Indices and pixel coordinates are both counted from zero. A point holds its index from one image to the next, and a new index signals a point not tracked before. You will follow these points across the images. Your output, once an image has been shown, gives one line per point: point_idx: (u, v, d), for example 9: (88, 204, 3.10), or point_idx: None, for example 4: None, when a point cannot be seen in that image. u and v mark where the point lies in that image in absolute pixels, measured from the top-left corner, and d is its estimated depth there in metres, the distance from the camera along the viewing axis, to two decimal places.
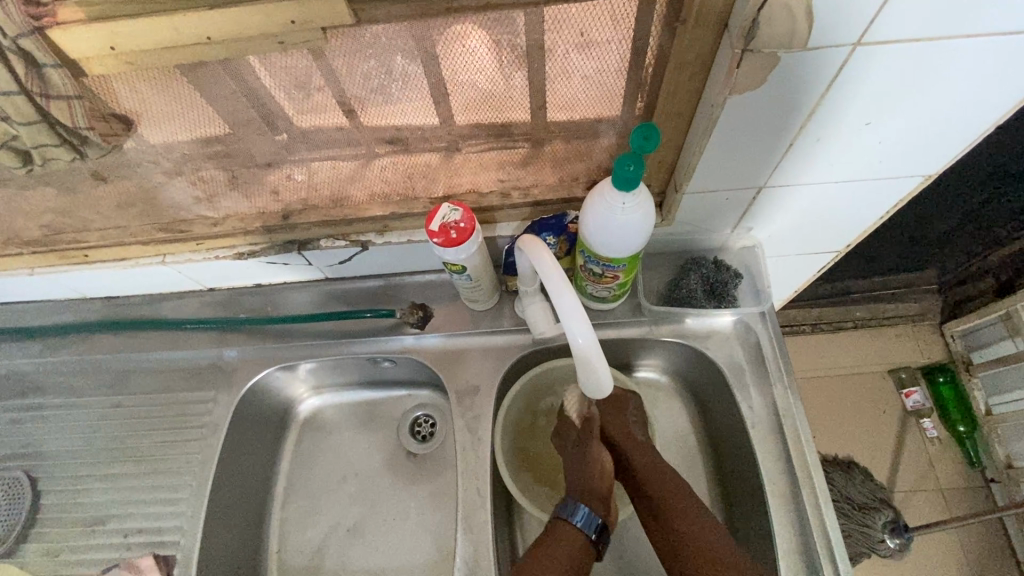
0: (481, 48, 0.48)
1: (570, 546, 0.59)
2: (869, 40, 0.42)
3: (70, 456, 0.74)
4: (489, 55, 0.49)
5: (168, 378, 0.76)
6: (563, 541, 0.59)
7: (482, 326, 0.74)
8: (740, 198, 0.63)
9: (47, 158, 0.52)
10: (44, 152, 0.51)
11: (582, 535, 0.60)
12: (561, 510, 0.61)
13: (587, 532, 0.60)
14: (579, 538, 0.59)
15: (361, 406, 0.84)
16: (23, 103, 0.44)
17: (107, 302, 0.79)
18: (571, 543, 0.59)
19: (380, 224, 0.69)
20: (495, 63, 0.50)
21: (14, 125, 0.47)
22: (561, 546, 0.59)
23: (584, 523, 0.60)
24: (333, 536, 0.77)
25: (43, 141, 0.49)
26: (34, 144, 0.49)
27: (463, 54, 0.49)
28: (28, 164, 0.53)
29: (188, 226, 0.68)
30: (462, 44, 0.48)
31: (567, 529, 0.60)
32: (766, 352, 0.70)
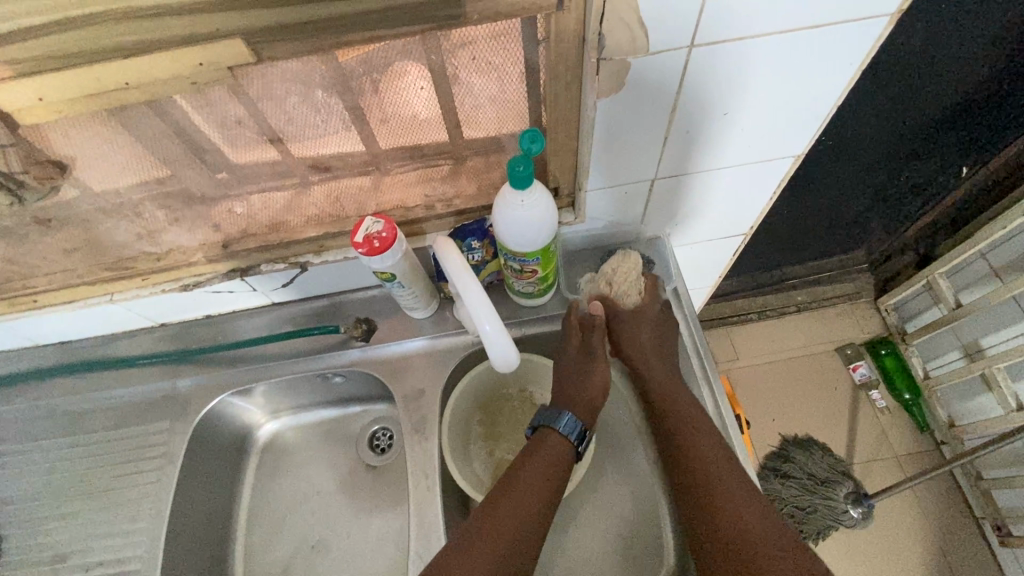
0: (415, 81, 0.56)
1: (557, 453, 0.65)
2: (700, 43, 0.50)
3: (27, 500, 0.74)
4: (422, 86, 0.57)
5: (124, 413, 0.78)
6: (550, 445, 0.66)
7: (423, 334, 0.79)
8: (639, 190, 0.69)
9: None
10: None
11: (569, 444, 0.66)
12: (547, 417, 0.68)
13: (571, 438, 0.66)
14: (567, 449, 0.66)
15: (321, 425, 0.89)
16: None
17: (61, 346, 0.82)
18: (558, 449, 0.65)
19: (316, 244, 0.74)
20: (424, 93, 0.58)
21: None
22: (548, 450, 0.65)
23: (569, 430, 0.66)
24: (298, 553, 0.80)
25: None
26: None
27: (397, 86, 0.56)
28: None
29: (134, 263, 0.72)
30: (393, 77, 0.55)
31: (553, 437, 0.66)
32: (679, 328, 0.76)
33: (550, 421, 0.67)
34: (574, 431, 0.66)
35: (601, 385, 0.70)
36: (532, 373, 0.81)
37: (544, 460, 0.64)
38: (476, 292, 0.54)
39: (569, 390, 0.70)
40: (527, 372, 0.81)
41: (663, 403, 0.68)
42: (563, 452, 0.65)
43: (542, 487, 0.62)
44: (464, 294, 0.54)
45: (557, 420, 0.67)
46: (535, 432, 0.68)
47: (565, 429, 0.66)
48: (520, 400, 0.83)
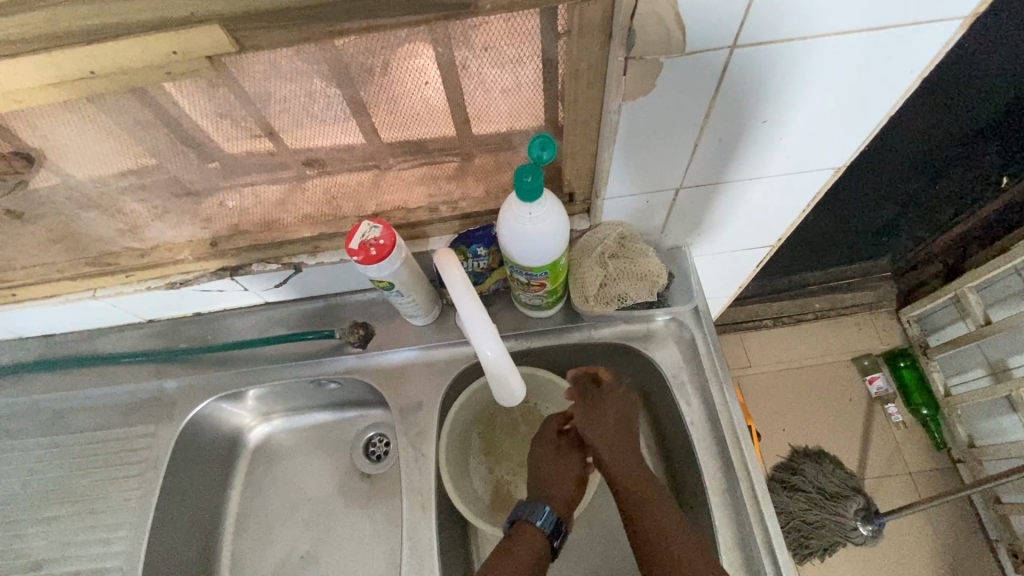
0: (427, 65, 0.49)
1: (533, 546, 0.58)
2: (743, 43, 0.44)
3: (6, 501, 0.71)
4: (433, 73, 0.50)
5: (108, 413, 0.75)
6: (526, 542, 0.58)
7: (423, 341, 0.74)
8: (662, 199, 0.64)
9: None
10: None
11: (543, 536, 0.59)
12: (524, 510, 0.61)
13: (546, 532, 0.59)
14: (540, 539, 0.59)
15: (314, 429, 0.85)
16: None
17: (43, 340, 0.78)
18: (534, 543, 0.58)
19: (312, 245, 0.69)
20: (436, 81, 0.51)
21: None
22: (524, 546, 0.57)
23: (546, 522, 0.60)
24: (286, 565, 0.77)
25: None
26: None
27: (408, 71, 0.50)
28: None
29: (117, 258, 0.68)
30: (403, 59, 0.48)
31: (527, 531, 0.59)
32: (700, 348, 0.70)
33: (527, 513, 0.61)
34: (547, 518, 0.60)
35: (576, 476, 0.65)
36: (537, 386, 0.76)
37: (519, 552, 0.57)
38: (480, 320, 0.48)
39: (544, 482, 0.64)
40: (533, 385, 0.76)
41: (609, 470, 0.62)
42: (541, 546, 0.58)
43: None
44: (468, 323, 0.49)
45: (534, 512, 0.60)
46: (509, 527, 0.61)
47: (541, 520, 0.60)
48: (525, 412, 0.78)
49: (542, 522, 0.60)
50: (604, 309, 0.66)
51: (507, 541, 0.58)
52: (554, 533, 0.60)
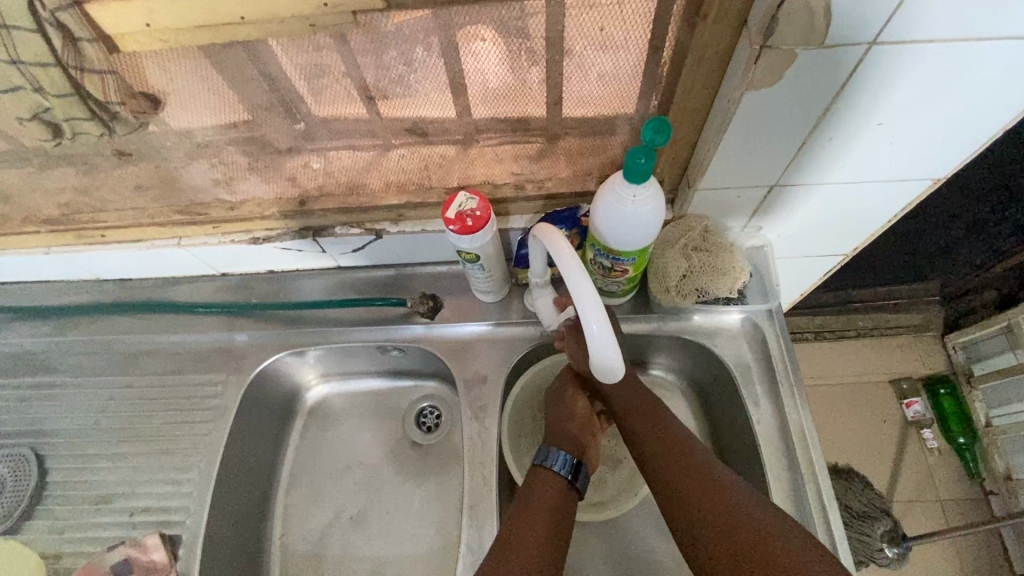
0: (502, 47, 0.51)
1: (554, 490, 0.62)
2: (885, 40, 0.43)
3: (77, 435, 0.73)
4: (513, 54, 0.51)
5: (180, 359, 0.77)
6: (542, 484, 0.62)
7: (490, 318, 0.75)
8: (753, 196, 0.63)
9: (76, 134, 0.53)
10: (74, 126, 0.51)
11: (560, 479, 0.63)
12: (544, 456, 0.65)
13: (564, 474, 0.63)
14: (558, 479, 0.63)
15: (368, 396, 0.87)
16: (59, 75, 0.45)
17: (120, 284, 0.80)
18: (553, 486, 0.62)
19: (396, 212, 0.70)
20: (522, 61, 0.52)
21: (48, 97, 0.47)
22: (543, 487, 0.62)
23: (560, 466, 0.63)
24: (336, 524, 0.78)
25: (74, 114, 0.50)
26: (65, 117, 0.50)
27: (476, 54, 0.51)
28: (60, 137, 0.53)
29: (206, 209, 0.69)
30: (470, 44, 0.50)
31: (545, 475, 0.63)
32: (772, 349, 0.70)
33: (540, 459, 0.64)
34: (566, 461, 0.64)
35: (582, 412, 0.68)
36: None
37: (540, 495, 0.61)
38: (589, 290, 0.48)
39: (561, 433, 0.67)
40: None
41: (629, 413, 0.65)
42: (563, 489, 0.62)
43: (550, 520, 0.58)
44: (576, 294, 0.48)
45: (546, 457, 0.64)
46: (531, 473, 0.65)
47: (555, 463, 0.63)
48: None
49: (559, 467, 0.63)
50: (680, 301, 0.67)
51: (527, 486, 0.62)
52: (570, 472, 0.63)
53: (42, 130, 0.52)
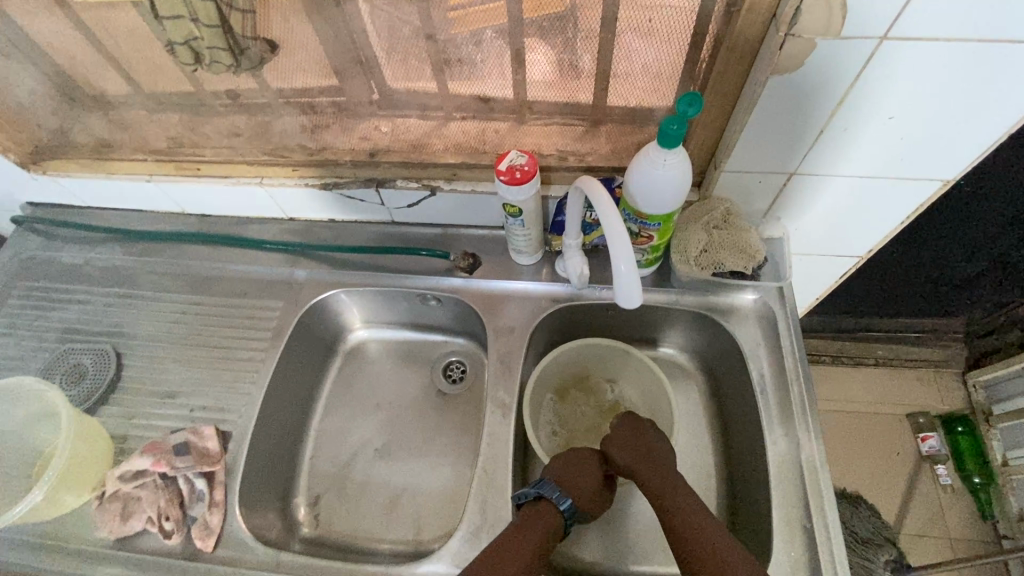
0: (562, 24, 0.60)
1: (549, 529, 0.62)
2: (894, 36, 0.50)
3: (151, 340, 0.83)
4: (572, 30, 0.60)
5: (245, 286, 0.86)
6: (542, 519, 0.62)
7: (522, 278, 0.82)
8: (773, 182, 0.70)
9: (211, 61, 0.66)
10: (211, 54, 0.64)
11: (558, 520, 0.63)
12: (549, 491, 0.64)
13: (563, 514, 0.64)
14: (558, 517, 0.63)
15: (401, 345, 0.95)
16: (212, 10, 0.59)
17: (202, 218, 0.91)
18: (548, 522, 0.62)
19: (451, 171, 0.79)
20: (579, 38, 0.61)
21: (200, 28, 0.61)
22: (540, 529, 0.61)
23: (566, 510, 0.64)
24: (362, 452, 0.85)
25: (216, 45, 0.63)
26: (208, 46, 0.63)
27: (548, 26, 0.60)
28: (198, 63, 0.67)
29: (291, 153, 0.80)
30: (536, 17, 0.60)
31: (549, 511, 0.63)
32: (780, 328, 0.75)
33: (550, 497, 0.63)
34: (568, 503, 0.64)
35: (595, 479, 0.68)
36: (620, 364, 0.82)
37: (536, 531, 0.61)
38: (619, 226, 0.55)
39: (567, 472, 0.67)
40: (614, 363, 0.83)
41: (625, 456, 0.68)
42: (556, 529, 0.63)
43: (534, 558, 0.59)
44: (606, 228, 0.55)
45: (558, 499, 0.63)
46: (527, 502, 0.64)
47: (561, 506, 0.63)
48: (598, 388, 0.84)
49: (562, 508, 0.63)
50: (698, 272, 0.74)
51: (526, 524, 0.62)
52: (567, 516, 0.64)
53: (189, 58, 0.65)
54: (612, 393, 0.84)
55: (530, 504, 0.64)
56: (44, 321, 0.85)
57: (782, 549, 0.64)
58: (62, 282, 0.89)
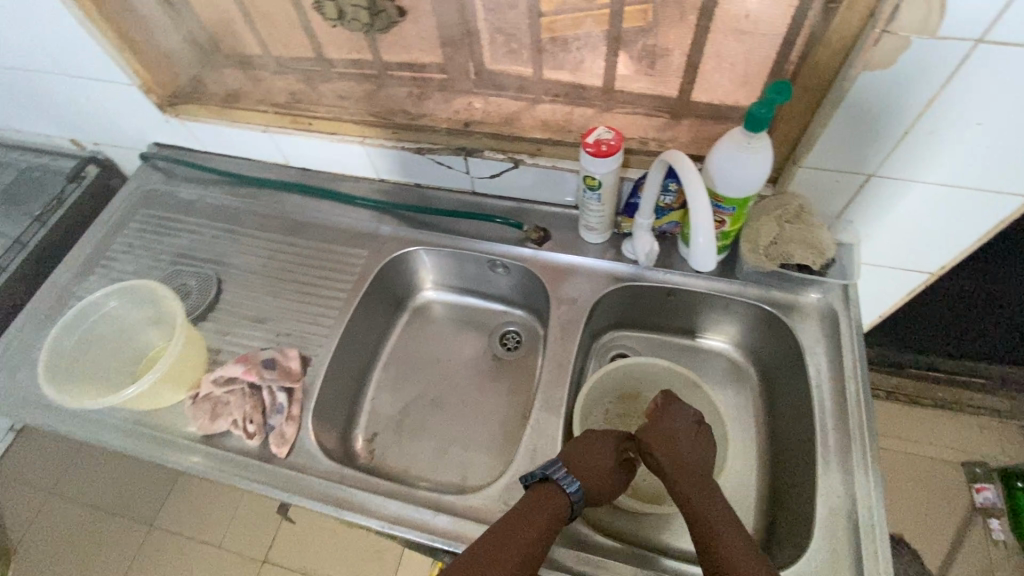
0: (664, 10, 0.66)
1: (554, 511, 0.62)
2: (991, 38, 0.52)
3: (247, 271, 0.92)
4: None
5: (334, 235, 0.94)
6: (547, 503, 0.62)
7: (589, 256, 0.87)
8: (850, 183, 0.72)
9: (350, 18, 0.77)
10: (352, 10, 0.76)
11: (565, 502, 0.63)
12: (559, 476, 0.64)
13: (571, 499, 0.63)
14: (564, 500, 0.63)
15: (463, 310, 1.01)
16: None
17: (303, 171, 1.01)
18: (553, 505, 0.62)
19: (535, 146, 0.83)
20: None
21: None
22: (545, 508, 0.62)
23: (574, 494, 0.63)
24: (417, 402, 0.91)
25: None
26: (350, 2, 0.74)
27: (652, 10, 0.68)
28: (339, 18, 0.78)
29: (393, 117, 0.88)
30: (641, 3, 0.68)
31: (553, 492, 0.63)
32: (842, 329, 0.75)
33: (556, 477, 0.64)
34: (577, 487, 0.64)
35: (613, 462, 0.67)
36: (679, 395, 0.80)
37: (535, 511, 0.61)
38: (702, 198, 0.63)
39: (582, 459, 0.67)
40: (674, 395, 0.81)
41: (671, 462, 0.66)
42: (563, 511, 0.62)
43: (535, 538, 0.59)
44: (691, 197, 0.64)
45: (564, 479, 0.64)
46: (535, 483, 0.64)
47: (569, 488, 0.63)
48: None
49: (571, 492, 0.63)
50: (766, 263, 0.76)
51: (528, 503, 0.62)
52: (577, 498, 0.64)
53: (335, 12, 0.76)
54: None
55: (538, 486, 0.64)
56: (159, 244, 0.95)
57: (823, 541, 0.63)
58: (177, 213, 0.99)
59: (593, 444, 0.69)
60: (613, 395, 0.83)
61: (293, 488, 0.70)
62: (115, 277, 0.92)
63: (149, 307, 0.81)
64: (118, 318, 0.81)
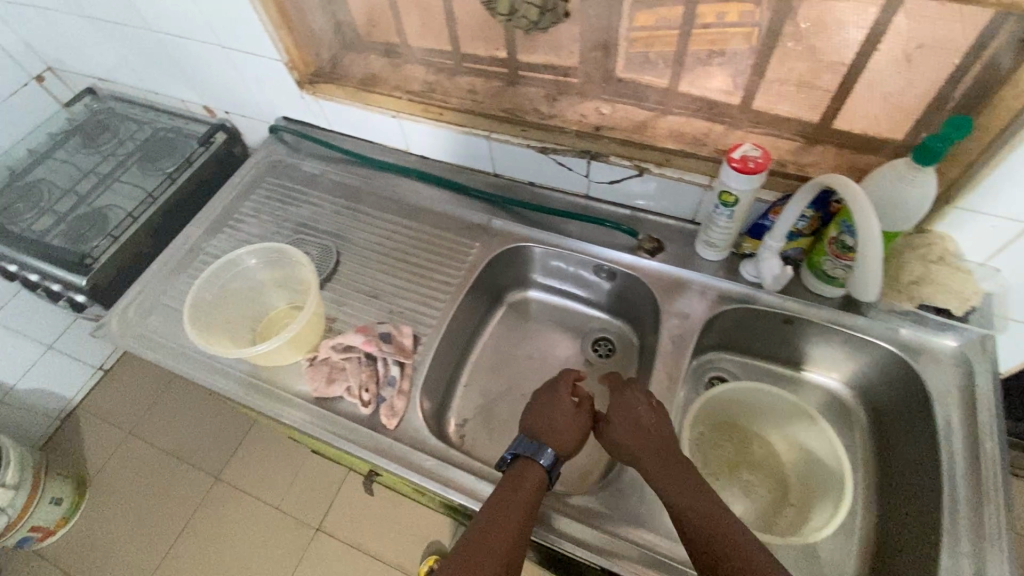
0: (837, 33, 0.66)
1: (535, 482, 0.64)
2: None
3: (363, 248, 0.96)
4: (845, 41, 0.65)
5: (447, 223, 0.98)
6: (528, 477, 0.64)
7: (704, 272, 0.86)
8: (1008, 230, 0.68)
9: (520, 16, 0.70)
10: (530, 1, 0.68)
11: (545, 473, 0.65)
12: (524, 445, 0.67)
13: (546, 467, 0.65)
14: (542, 471, 0.65)
15: (560, 311, 1.01)
16: None
17: (421, 159, 1.05)
18: (535, 480, 0.64)
19: (663, 156, 0.82)
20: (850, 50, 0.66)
21: None
22: (528, 481, 0.64)
23: (546, 461, 0.66)
24: (509, 395, 0.92)
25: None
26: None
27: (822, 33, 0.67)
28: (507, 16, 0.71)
29: (524, 115, 0.90)
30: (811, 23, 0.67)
31: (529, 465, 0.65)
32: (978, 383, 0.72)
33: (528, 452, 0.66)
34: (549, 457, 0.66)
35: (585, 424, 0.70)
36: (785, 419, 0.79)
37: (518, 487, 0.63)
38: (875, 236, 0.63)
39: (552, 427, 0.69)
40: (780, 419, 0.80)
41: (632, 438, 0.67)
42: (542, 479, 0.64)
43: (529, 514, 0.61)
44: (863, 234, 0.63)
45: (538, 454, 0.66)
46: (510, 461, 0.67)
47: (546, 460, 0.66)
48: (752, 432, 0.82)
49: (545, 461, 0.65)
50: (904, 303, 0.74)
51: (509, 482, 0.64)
52: (551, 464, 0.66)
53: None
54: (767, 446, 0.81)
55: (513, 463, 0.66)
56: (283, 212, 1.01)
57: None
58: (301, 186, 1.05)
59: (565, 410, 0.71)
60: (707, 422, 0.82)
61: (400, 458, 0.72)
62: (240, 238, 0.98)
63: (280, 270, 0.88)
64: (260, 277, 0.88)
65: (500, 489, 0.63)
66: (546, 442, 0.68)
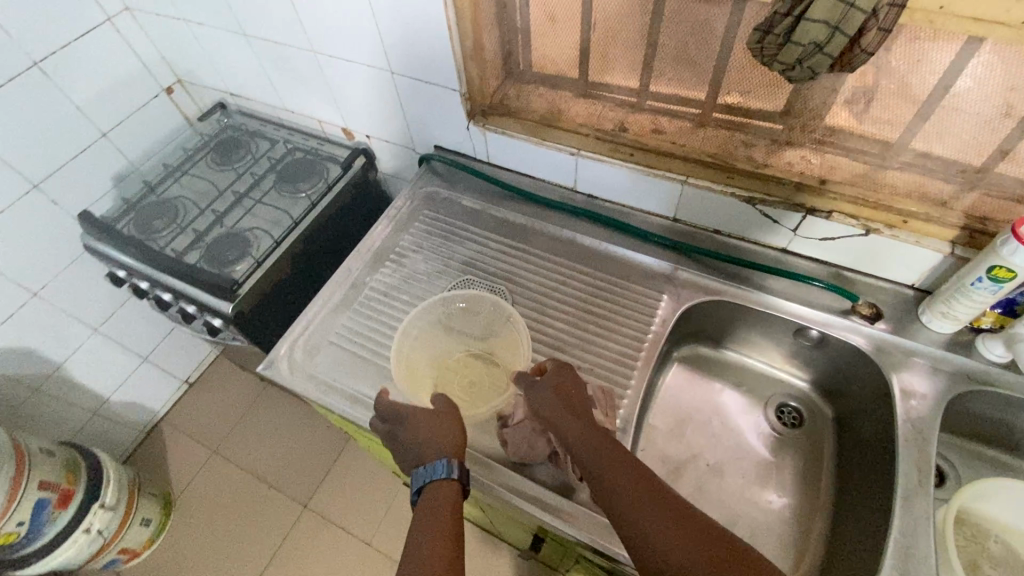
0: None
1: (449, 502, 0.60)
2: None
3: (539, 292, 0.90)
4: None
5: (627, 270, 0.91)
6: (438, 499, 0.60)
7: (932, 346, 0.79)
8: None
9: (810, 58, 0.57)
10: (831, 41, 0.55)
11: (451, 488, 0.62)
12: (423, 476, 0.62)
13: (451, 480, 0.62)
14: (451, 489, 0.61)
15: (739, 369, 0.96)
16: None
17: (588, 198, 0.99)
18: (448, 498, 0.61)
19: (901, 218, 0.75)
20: None
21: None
22: (439, 503, 0.60)
23: (443, 473, 0.62)
24: (694, 464, 0.87)
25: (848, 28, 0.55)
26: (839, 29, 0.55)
27: None
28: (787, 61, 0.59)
29: (734, 162, 0.83)
30: None
31: (435, 490, 0.61)
32: None
33: (425, 477, 0.62)
34: (440, 466, 0.62)
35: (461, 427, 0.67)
36: None
37: (435, 509, 0.59)
38: None
39: (426, 441, 0.66)
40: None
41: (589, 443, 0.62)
42: (456, 498, 0.61)
43: (453, 526, 0.58)
44: None
45: (430, 473, 0.62)
46: (421, 496, 0.62)
47: (435, 472, 0.62)
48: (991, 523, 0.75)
49: (449, 475, 0.62)
50: None
51: (424, 509, 0.60)
52: (460, 475, 0.63)
53: (763, 43, 0.60)
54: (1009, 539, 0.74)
55: (421, 498, 0.62)
56: (448, 249, 0.96)
57: None
58: (462, 220, 1.00)
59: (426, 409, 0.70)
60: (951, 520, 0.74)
61: (611, 539, 0.66)
62: (406, 275, 0.94)
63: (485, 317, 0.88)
64: (445, 319, 0.87)
65: (418, 517, 0.59)
66: (445, 457, 0.63)
